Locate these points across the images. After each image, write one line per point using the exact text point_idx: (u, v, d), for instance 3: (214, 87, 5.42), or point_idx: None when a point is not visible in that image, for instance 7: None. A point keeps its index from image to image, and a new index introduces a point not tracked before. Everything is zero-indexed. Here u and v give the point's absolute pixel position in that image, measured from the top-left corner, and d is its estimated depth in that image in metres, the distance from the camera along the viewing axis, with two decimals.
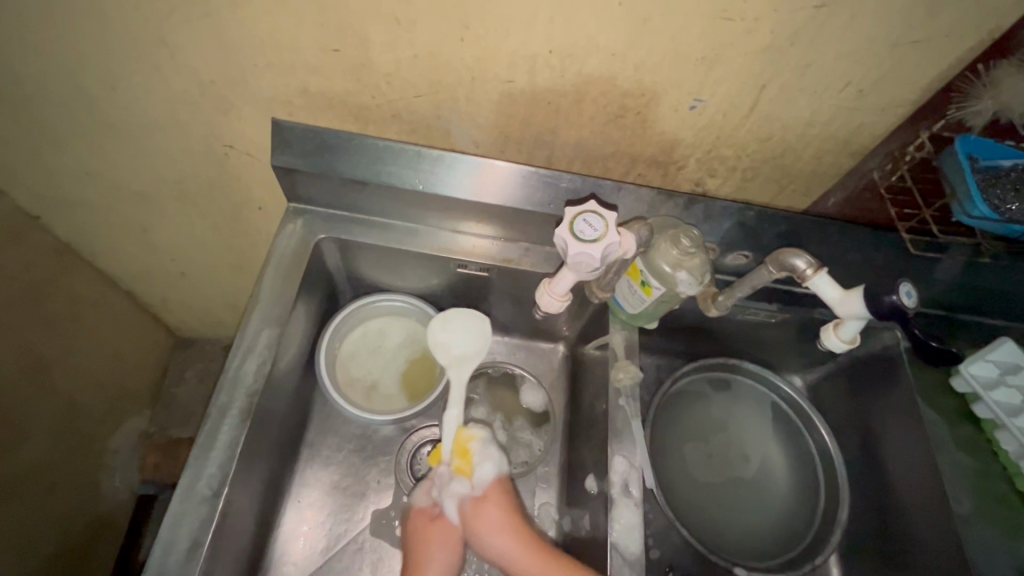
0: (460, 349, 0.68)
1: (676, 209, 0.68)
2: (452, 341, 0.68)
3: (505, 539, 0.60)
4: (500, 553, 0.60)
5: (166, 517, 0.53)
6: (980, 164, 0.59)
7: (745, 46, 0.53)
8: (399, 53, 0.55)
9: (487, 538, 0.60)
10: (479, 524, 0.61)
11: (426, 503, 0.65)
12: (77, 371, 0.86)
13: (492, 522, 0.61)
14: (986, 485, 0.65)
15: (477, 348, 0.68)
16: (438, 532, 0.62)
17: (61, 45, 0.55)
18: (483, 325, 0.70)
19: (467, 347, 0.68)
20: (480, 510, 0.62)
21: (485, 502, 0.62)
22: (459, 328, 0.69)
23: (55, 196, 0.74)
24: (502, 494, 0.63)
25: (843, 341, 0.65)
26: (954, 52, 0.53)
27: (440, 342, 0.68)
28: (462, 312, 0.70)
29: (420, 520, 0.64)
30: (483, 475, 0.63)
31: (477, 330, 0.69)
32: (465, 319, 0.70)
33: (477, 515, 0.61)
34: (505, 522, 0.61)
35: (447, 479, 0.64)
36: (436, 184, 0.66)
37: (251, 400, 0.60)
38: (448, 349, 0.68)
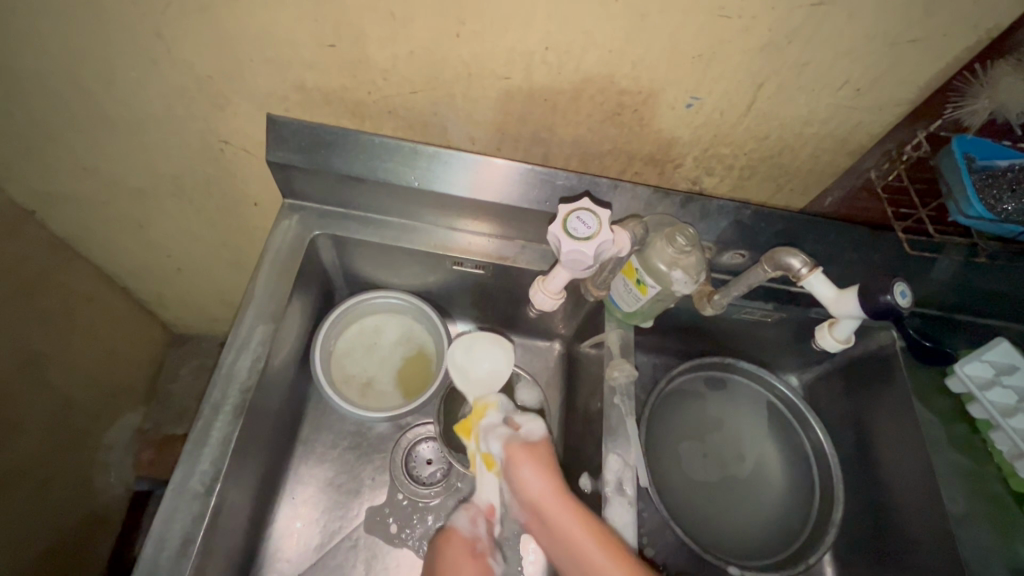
0: (485, 371, 0.69)
1: (673, 207, 0.68)
2: (473, 364, 0.69)
3: (543, 478, 0.58)
4: (531, 491, 0.57)
5: (158, 513, 0.53)
6: (977, 164, 0.59)
7: (743, 44, 0.53)
8: (395, 49, 0.54)
9: (524, 473, 0.58)
10: (520, 458, 0.59)
11: (467, 529, 0.60)
12: (72, 366, 0.86)
13: (534, 462, 0.59)
14: (980, 485, 0.65)
15: (501, 373, 0.69)
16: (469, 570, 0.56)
17: (56, 38, 0.54)
18: (504, 347, 0.71)
19: (492, 370, 0.69)
20: (526, 449, 0.60)
21: (532, 448, 0.60)
22: (481, 352, 0.70)
23: (49, 191, 0.74)
24: (549, 449, 0.61)
25: (838, 340, 0.65)
26: (951, 51, 0.53)
27: (466, 368, 0.69)
28: (483, 337, 0.71)
29: (458, 547, 0.58)
30: (532, 428, 0.63)
31: (502, 355, 0.70)
32: (488, 346, 0.71)
33: (522, 453, 0.60)
34: (546, 466, 0.59)
35: (495, 427, 0.63)
36: (431, 179, 0.66)
37: (245, 396, 0.60)
38: (467, 372, 0.69)
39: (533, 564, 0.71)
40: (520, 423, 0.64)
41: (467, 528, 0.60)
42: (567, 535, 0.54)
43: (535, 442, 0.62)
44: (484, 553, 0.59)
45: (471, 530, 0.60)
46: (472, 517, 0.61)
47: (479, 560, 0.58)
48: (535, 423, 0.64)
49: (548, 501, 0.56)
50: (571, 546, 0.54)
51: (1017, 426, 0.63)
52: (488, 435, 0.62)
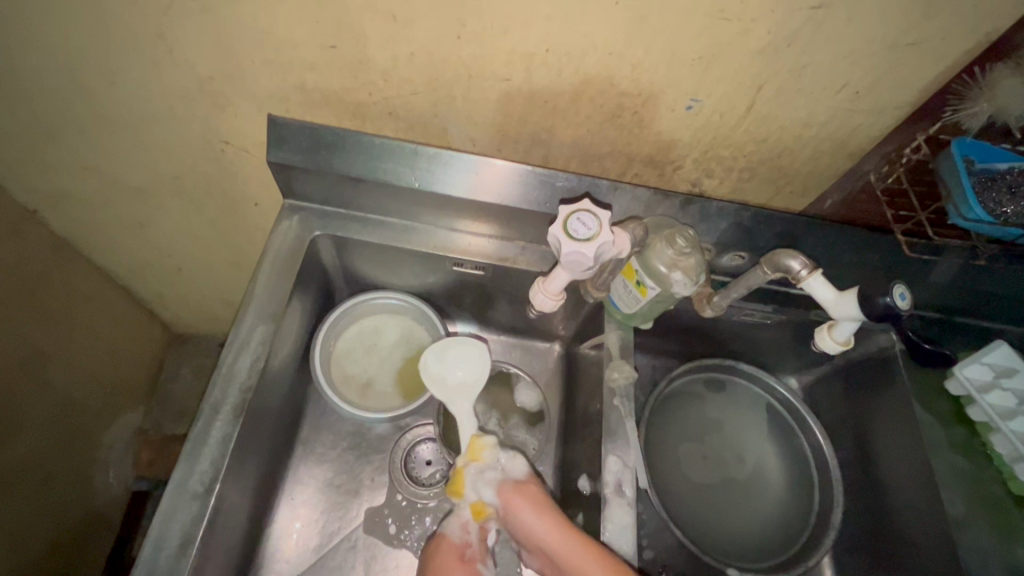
0: (461, 377, 0.67)
1: (673, 209, 0.68)
2: (448, 371, 0.67)
3: (541, 517, 0.58)
4: (536, 534, 0.57)
5: (157, 513, 0.53)
6: (976, 167, 0.59)
7: (743, 47, 0.53)
8: (395, 50, 0.54)
9: (523, 516, 0.58)
10: (515, 502, 0.59)
11: (458, 536, 0.61)
12: (71, 366, 0.86)
13: (527, 504, 0.59)
14: (981, 488, 0.64)
15: (476, 378, 0.67)
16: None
17: (57, 38, 0.54)
18: (478, 352, 0.69)
19: (467, 375, 0.67)
20: (515, 490, 0.60)
21: (520, 488, 0.60)
22: (454, 358, 0.68)
23: (50, 191, 0.74)
24: (536, 484, 0.62)
25: (838, 342, 0.65)
26: (951, 54, 0.53)
27: (443, 376, 0.67)
28: (457, 341, 0.69)
29: (448, 552, 0.60)
30: (514, 467, 0.63)
31: (477, 359, 0.68)
32: (461, 349, 0.69)
33: (515, 494, 0.60)
34: (541, 503, 0.59)
35: (482, 471, 0.62)
36: (431, 181, 0.66)
37: (245, 396, 0.60)
38: (444, 380, 0.67)
39: None
40: (504, 458, 0.64)
41: (457, 535, 0.61)
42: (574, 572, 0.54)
43: (524, 480, 0.62)
44: (473, 559, 0.60)
45: (462, 537, 0.61)
46: (463, 523, 0.62)
47: (468, 565, 0.60)
48: (514, 461, 0.64)
49: (551, 538, 0.56)
50: None
51: (1016, 429, 0.63)
52: (477, 483, 0.61)
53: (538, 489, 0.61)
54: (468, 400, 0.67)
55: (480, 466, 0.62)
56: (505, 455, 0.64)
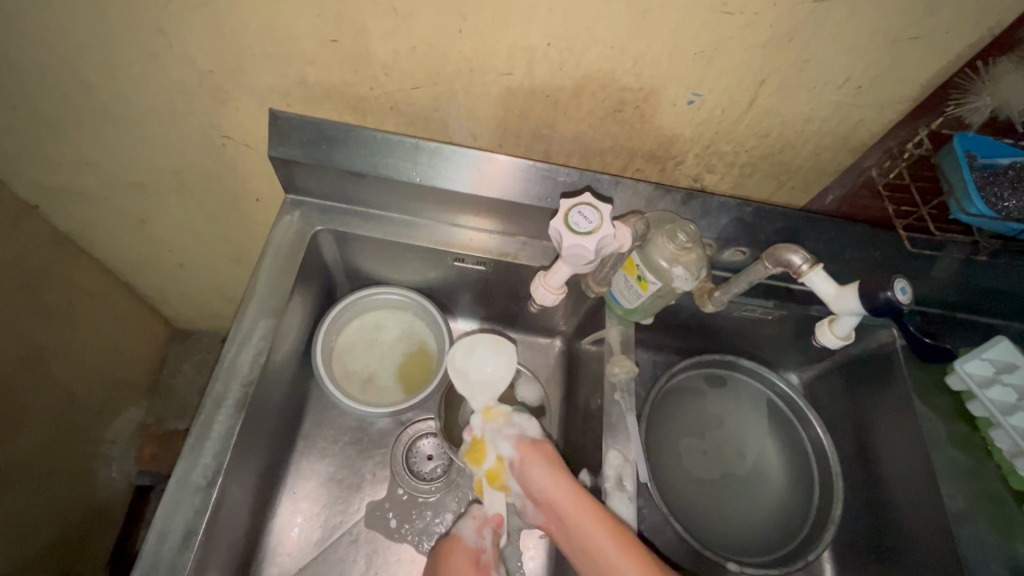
0: (486, 373, 0.68)
1: (674, 204, 0.68)
2: (472, 366, 0.68)
3: (553, 475, 0.60)
4: (546, 489, 0.59)
5: (161, 505, 0.53)
6: (978, 162, 0.60)
7: (744, 41, 0.53)
8: (396, 45, 0.54)
9: (536, 471, 0.60)
10: (529, 458, 0.61)
11: (472, 540, 0.62)
12: (74, 361, 0.86)
13: (540, 462, 0.61)
14: (981, 484, 0.64)
15: (501, 375, 0.68)
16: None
17: (58, 32, 0.54)
18: (506, 351, 0.69)
19: (493, 372, 0.68)
20: (529, 449, 0.62)
21: (533, 448, 0.62)
22: (479, 354, 0.68)
23: (51, 186, 0.74)
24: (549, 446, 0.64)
25: (838, 337, 0.65)
26: (953, 48, 0.53)
27: (467, 372, 0.67)
28: (484, 339, 0.69)
29: (463, 556, 0.60)
30: (529, 427, 0.65)
31: (503, 357, 0.69)
32: (489, 348, 0.69)
33: (532, 452, 0.62)
34: (553, 462, 0.61)
35: (500, 428, 0.64)
36: (433, 175, 0.66)
37: (247, 390, 0.60)
38: (467, 375, 0.67)
39: (534, 559, 0.72)
40: (522, 418, 0.66)
41: (471, 539, 0.62)
42: (580, 528, 0.55)
43: (541, 442, 0.64)
44: (486, 565, 0.61)
45: (476, 541, 0.62)
46: (477, 527, 0.63)
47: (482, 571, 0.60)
48: (529, 422, 0.66)
49: (559, 493, 0.58)
50: (587, 541, 0.55)
51: (1017, 425, 0.63)
52: (495, 439, 0.64)
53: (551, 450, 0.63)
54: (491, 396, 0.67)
55: (499, 424, 0.65)
56: (523, 416, 0.66)
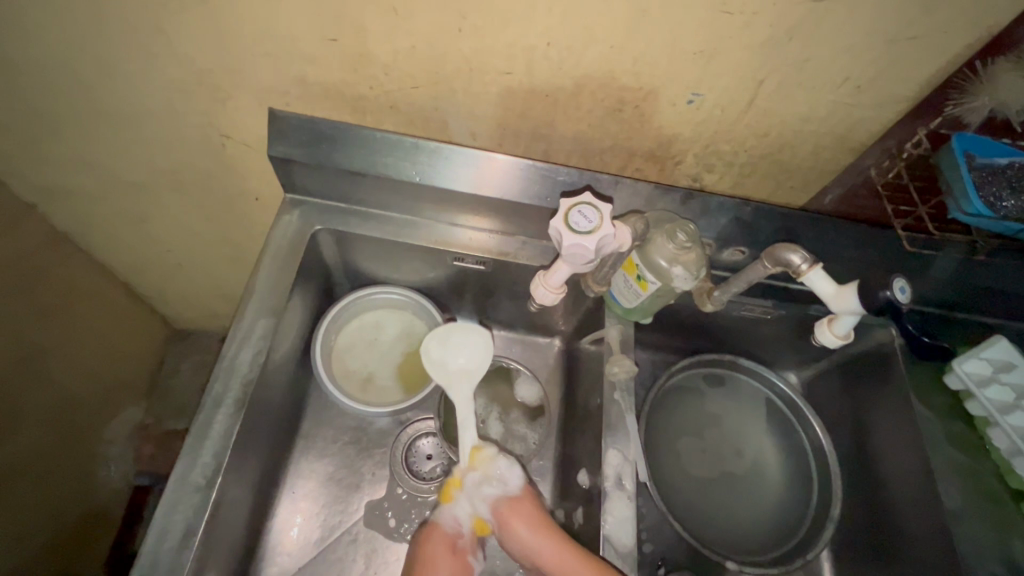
0: (460, 362, 0.68)
1: (673, 203, 0.68)
2: (449, 356, 0.68)
3: (538, 537, 0.59)
4: (534, 551, 0.58)
5: (160, 505, 0.53)
6: (977, 162, 0.60)
7: (743, 41, 0.53)
8: (396, 44, 0.54)
9: (520, 534, 0.59)
10: (513, 520, 0.60)
11: (450, 526, 0.61)
12: (73, 361, 0.86)
13: (525, 522, 0.60)
14: (975, 480, 0.65)
15: (478, 364, 0.68)
16: (447, 569, 0.58)
17: (58, 31, 0.54)
18: (483, 339, 0.70)
19: (467, 361, 0.68)
20: (511, 507, 0.61)
21: (516, 504, 0.61)
22: (455, 343, 0.69)
23: (50, 185, 0.74)
24: (532, 498, 0.62)
25: (838, 336, 0.65)
26: (952, 48, 0.53)
27: (444, 364, 0.68)
28: (458, 328, 0.70)
29: (440, 542, 0.59)
30: (511, 477, 0.63)
31: (479, 346, 0.69)
32: (463, 336, 0.70)
33: (511, 512, 0.60)
34: (538, 520, 0.60)
35: (481, 481, 0.62)
36: (432, 175, 0.66)
37: (246, 389, 0.60)
38: (445, 365, 0.68)
39: None
40: (505, 462, 0.64)
41: (450, 524, 0.61)
42: None
43: (520, 496, 0.62)
44: (463, 549, 0.60)
45: (454, 527, 0.61)
46: (456, 514, 0.61)
47: (459, 557, 0.59)
48: (513, 469, 0.64)
49: (548, 553, 0.57)
50: None
51: (1014, 424, 0.64)
52: (475, 493, 0.62)
53: (534, 500, 0.62)
54: (468, 386, 0.67)
55: (481, 471, 0.63)
56: (504, 460, 0.64)
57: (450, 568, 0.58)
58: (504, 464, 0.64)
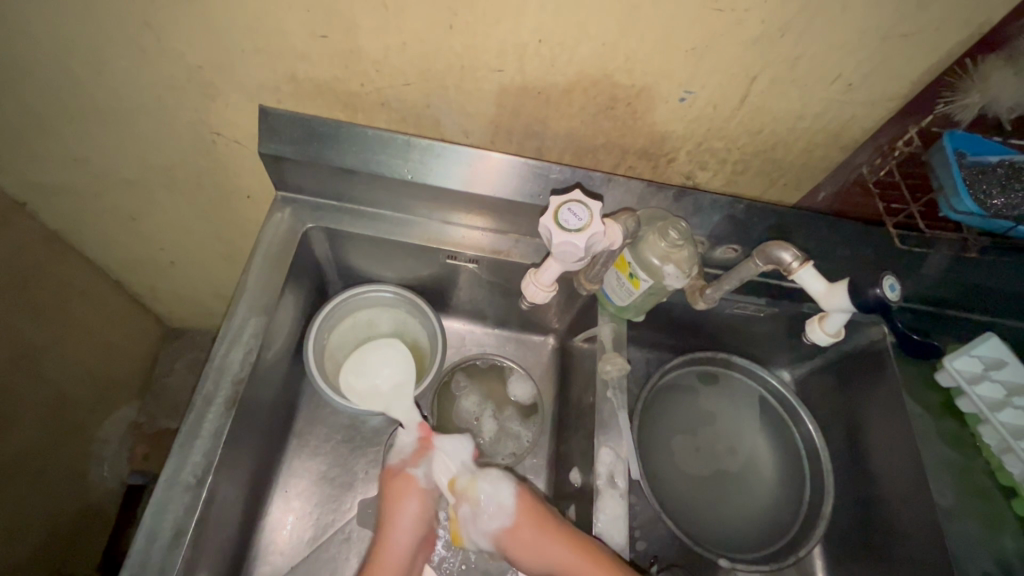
0: (388, 378, 0.70)
1: (666, 201, 0.68)
2: (377, 378, 0.70)
3: (546, 554, 0.59)
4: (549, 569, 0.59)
5: (150, 505, 0.53)
6: (968, 160, 0.60)
7: (735, 38, 0.53)
8: (387, 40, 0.54)
9: (531, 559, 0.60)
10: (524, 534, 0.61)
11: (398, 460, 0.66)
12: (65, 359, 0.86)
13: (530, 540, 0.60)
14: (968, 477, 0.65)
15: (403, 374, 0.70)
16: (392, 494, 0.63)
17: (43, 26, 0.54)
18: (399, 348, 0.73)
19: (395, 374, 0.70)
20: (513, 537, 0.61)
21: (517, 527, 0.61)
22: (378, 364, 0.72)
23: (39, 182, 0.73)
24: (528, 513, 0.62)
25: (829, 334, 0.65)
26: (944, 46, 0.53)
27: (376, 386, 0.70)
28: (371, 351, 0.73)
29: (388, 474, 0.65)
30: (502, 498, 0.62)
31: (396, 359, 0.72)
32: (379, 354, 0.72)
33: (515, 541, 0.61)
34: (541, 527, 0.61)
35: (474, 513, 0.62)
36: (425, 173, 0.65)
37: (237, 388, 0.60)
38: (376, 389, 0.69)
39: None
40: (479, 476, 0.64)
41: (395, 461, 0.66)
42: None
43: (515, 518, 0.62)
44: (406, 471, 0.64)
45: (399, 459, 0.66)
46: (399, 449, 0.66)
47: (398, 478, 0.64)
48: (499, 488, 0.63)
49: (556, 559, 0.58)
50: None
51: (1005, 420, 0.64)
52: (480, 526, 0.62)
53: (535, 505, 0.63)
54: (401, 395, 0.68)
55: (470, 502, 0.62)
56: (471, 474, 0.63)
57: (393, 495, 0.63)
58: (480, 475, 0.64)
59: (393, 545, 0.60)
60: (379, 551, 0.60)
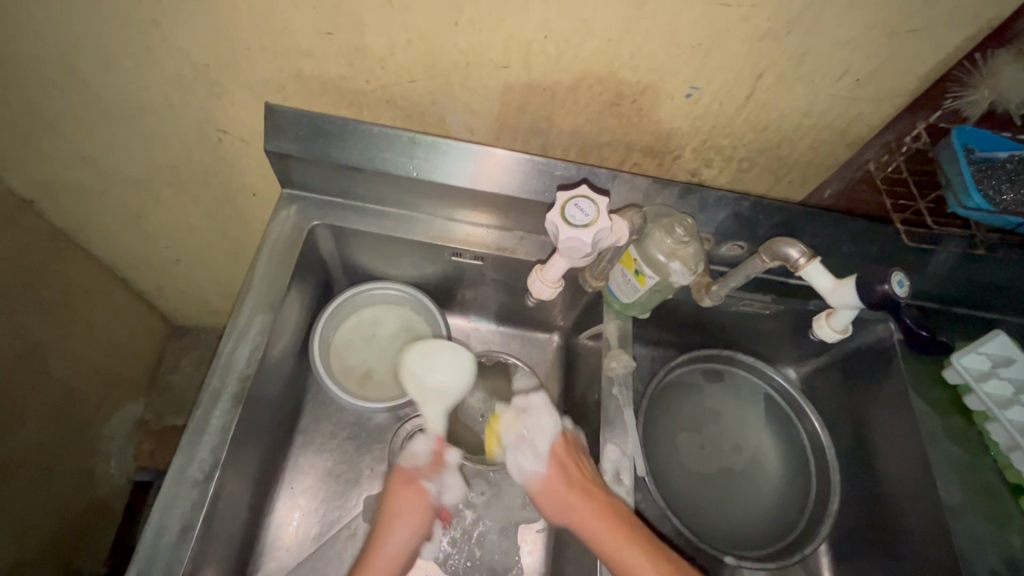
0: (441, 381, 0.69)
1: (671, 198, 0.68)
2: (428, 373, 0.69)
3: (575, 499, 0.59)
4: (568, 513, 0.59)
5: (158, 501, 0.53)
6: (976, 156, 0.59)
7: (742, 34, 0.52)
8: (392, 37, 0.54)
9: (557, 500, 0.60)
10: (553, 482, 0.61)
11: (410, 464, 0.65)
12: (72, 357, 0.86)
13: (563, 485, 0.61)
14: (974, 475, 0.64)
15: (455, 381, 0.69)
16: (400, 500, 0.62)
17: (50, 25, 0.54)
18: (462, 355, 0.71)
19: (448, 380, 0.69)
20: (544, 480, 0.62)
21: (549, 471, 0.62)
22: (436, 362, 0.69)
23: (46, 180, 0.74)
24: (564, 458, 0.63)
25: (836, 330, 0.65)
26: (952, 41, 0.53)
27: (439, 384, 0.68)
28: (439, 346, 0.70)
29: (397, 478, 0.64)
30: (543, 435, 0.65)
31: (452, 361, 0.70)
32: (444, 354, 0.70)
33: (543, 482, 0.62)
34: (573, 477, 0.61)
35: (517, 444, 0.66)
36: (430, 170, 0.65)
37: (244, 384, 0.60)
38: (422, 384, 0.68)
39: (530, 554, 0.72)
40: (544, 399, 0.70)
41: (408, 464, 0.65)
42: (605, 549, 0.56)
43: (551, 461, 0.63)
44: (418, 479, 0.64)
45: (412, 464, 0.65)
46: (413, 452, 0.66)
47: (410, 487, 0.63)
48: (545, 425, 0.66)
49: (575, 511, 0.59)
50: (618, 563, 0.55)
51: (1012, 418, 0.63)
52: (518, 457, 0.65)
53: (573, 450, 0.64)
54: (437, 402, 0.68)
55: (524, 420, 0.67)
56: (539, 397, 0.69)
57: (402, 500, 0.62)
58: (546, 404, 0.68)
59: (385, 551, 0.59)
60: (371, 559, 0.59)
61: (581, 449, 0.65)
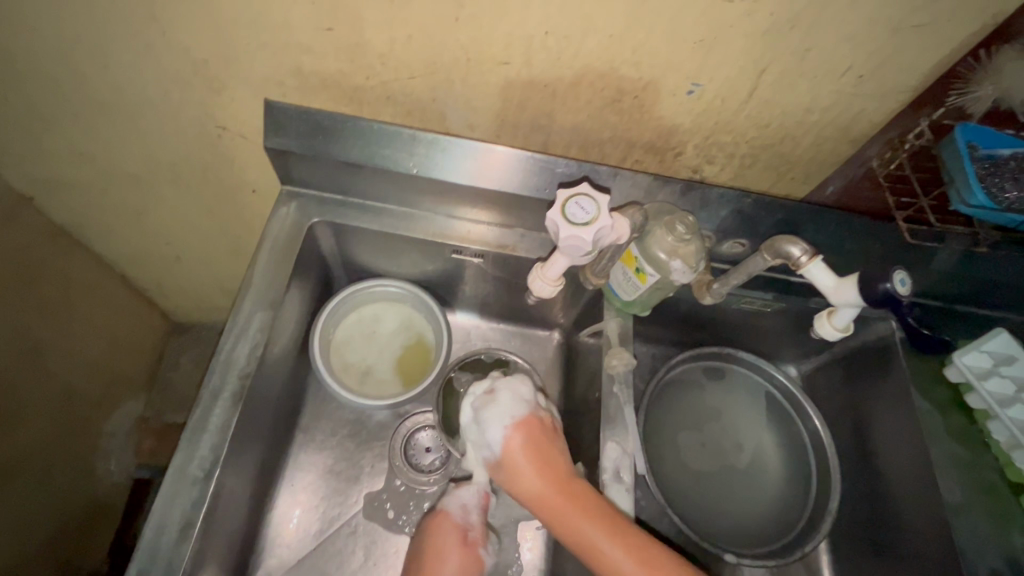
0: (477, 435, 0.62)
1: (673, 195, 0.67)
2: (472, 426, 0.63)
3: (535, 478, 0.58)
4: (528, 493, 0.58)
5: (158, 497, 0.53)
6: (979, 153, 0.58)
7: (744, 29, 0.52)
8: (393, 34, 0.54)
9: (518, 482, 0.58)
10: (514, 453, 0.59)
11: (459, 516, 0.64)
12: (73, 354, 0.86)
13: (524, 467, 0.58)
14: (974, 474, 0.64)
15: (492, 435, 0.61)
16: (455, 561, 0.60)
17: (47, 20, 0.53)
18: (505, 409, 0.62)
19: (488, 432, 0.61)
20: (502, 469, 0.60)
21: (505, 458, 0.59)
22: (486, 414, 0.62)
23: (47, 177, 0.74)
24: (524, 440, 0.60)
25: (837, 328, 0.64)
26: (956, 37, 0.53)
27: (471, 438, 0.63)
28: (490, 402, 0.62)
29: (449, 532, 0.62)
30: (491, 436, 0.61)
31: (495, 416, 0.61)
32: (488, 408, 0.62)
33: (500, 472, 0.60)
34: (537, 454, 0.59)
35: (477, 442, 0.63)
36: (430, 167, 0.65)
37: (243, 383, 0.60)
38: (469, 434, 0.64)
39: (531, 551, 0.72)
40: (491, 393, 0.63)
41: (457, 515, 0.64)
42: (569, 532, 0.54)
43: (506, 452, 0.60)
44: (473, 541, 0.63)
45: (463, 517, 0.64)
46: (463, 503, 0.65)
47: (469, 549, 0.62)
48: (491, 427, 0.61)
49: (536, 492, 0.57)
50: (586, 546, 0.53)
51: (1015, 416, 0.62)
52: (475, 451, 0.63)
53: (534, 428, 0.61)
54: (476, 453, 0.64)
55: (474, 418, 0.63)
56: (481, 395, 0.64)
57: (458, 559, 0.60)
58: (494, 400, 0.63)
59: None
60: None
61: (553, 432, 0.62)
